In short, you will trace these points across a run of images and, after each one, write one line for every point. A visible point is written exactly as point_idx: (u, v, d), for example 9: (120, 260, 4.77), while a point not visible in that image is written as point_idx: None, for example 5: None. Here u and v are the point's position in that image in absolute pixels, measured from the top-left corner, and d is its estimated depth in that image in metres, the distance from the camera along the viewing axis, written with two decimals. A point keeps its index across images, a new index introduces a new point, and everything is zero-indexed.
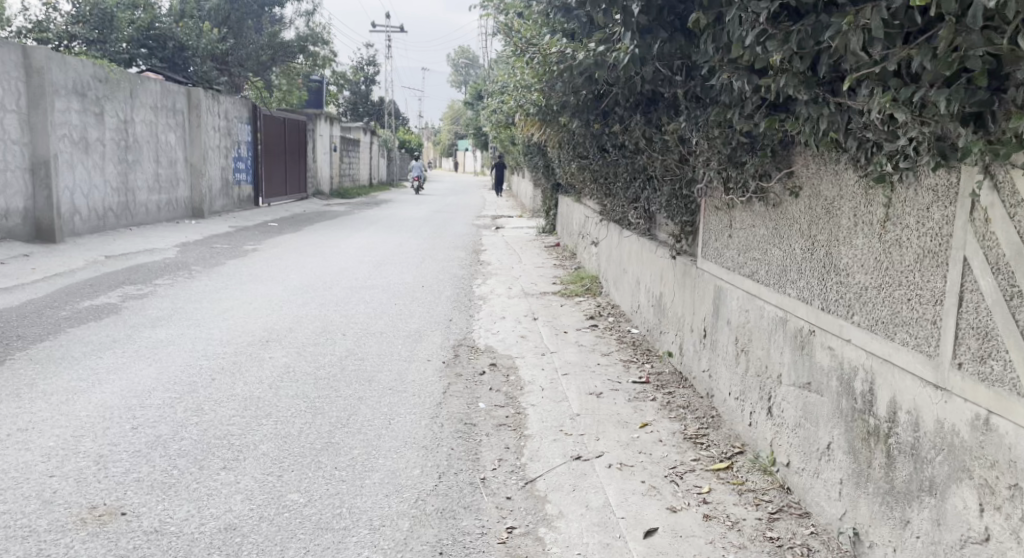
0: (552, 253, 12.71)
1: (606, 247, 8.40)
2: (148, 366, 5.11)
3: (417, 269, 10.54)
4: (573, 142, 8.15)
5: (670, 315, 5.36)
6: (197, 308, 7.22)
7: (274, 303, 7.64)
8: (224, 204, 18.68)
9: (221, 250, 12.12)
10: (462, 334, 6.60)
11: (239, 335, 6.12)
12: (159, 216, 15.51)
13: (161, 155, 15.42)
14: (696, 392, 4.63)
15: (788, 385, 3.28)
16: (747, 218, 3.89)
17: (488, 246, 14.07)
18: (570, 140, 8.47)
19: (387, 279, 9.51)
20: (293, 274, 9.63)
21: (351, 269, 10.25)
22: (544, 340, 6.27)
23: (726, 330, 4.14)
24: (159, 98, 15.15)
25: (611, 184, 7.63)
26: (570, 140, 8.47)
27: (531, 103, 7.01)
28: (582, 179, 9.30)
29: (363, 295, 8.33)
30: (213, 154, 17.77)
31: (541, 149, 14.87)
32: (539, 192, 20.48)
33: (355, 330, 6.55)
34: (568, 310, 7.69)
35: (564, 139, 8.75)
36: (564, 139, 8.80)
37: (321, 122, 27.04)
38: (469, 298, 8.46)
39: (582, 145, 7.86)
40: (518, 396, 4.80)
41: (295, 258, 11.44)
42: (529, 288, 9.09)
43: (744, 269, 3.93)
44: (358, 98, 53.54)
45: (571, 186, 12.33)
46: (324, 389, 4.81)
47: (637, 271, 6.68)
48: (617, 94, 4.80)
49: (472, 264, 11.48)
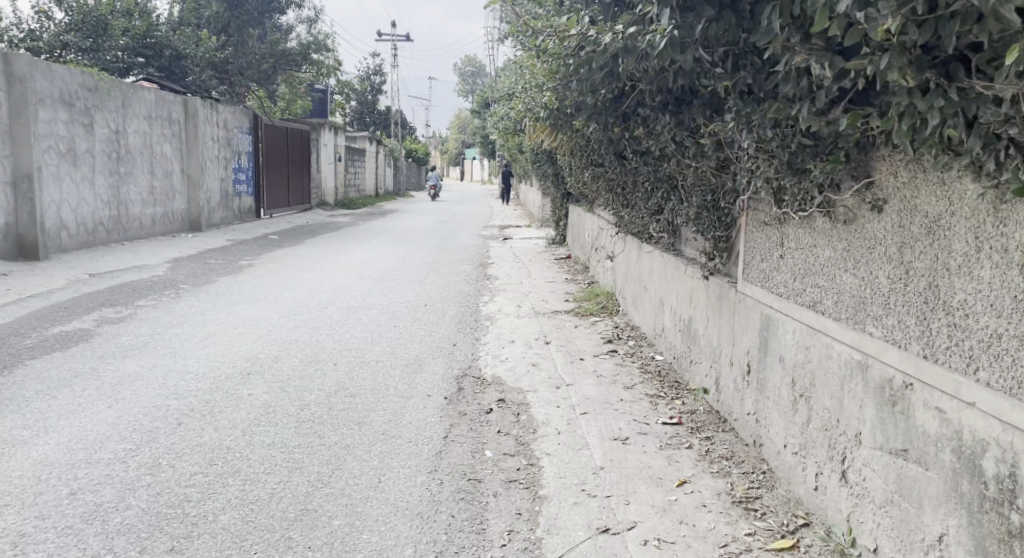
0: (563, 266, 12.05)
1: (623, 262, 7.74)
2: (107, 408, 4.47)
3: (420, 285, 9.90)
4: (586, 147, 7.50)
5: (703, 345, 4.70)
6: (176, 334, 6.58)
7: (262, 327, 7.01)
8: (223, 216, 18.08)
9: (215, 266, 11.50)
10: (466, 363, 5.95)
11: (217, 367, 5.48)
12: (154, 230, 14.92)
13: (156, 166, 14.84)
14: (738, 438, 3.97)
15: (870, 448, 2.62)
16: (805, 236, 3.23)
17: (496, 258, 13.41)
18: (584, 146, 7.82)
19: (388, 298, 8.87)
20: (287, 293, 9.01)
21: (349, 286, 9.62)
22: (558, 370, 5.61)
23: (779, 369, 3.48)
24: (153, 108, 14.58)
25: (630, 194, 6.98)
26: (583, 146, 7.82)
27: (542, 107, 6.37)
28: (596, 188, 8.64)
29: (360, 316, 7.68)
30: (211, 164, 17.18)
31: (551, 157, 14.21)
32: (548, 201, 19.85)
33: (349, 359, 5.91)
34: (583, 331, 7.03)
35: (578, 144, 8.10)
36: (577, 144, 8.15)
37: (325, 131, 26.48)
38: (475, 318, 7.80)
39: (597, 151, 7.22)
40: (530, 443, 4.15)
41: (292, 274, 10.82)
42: (540, 306, 8.43)
43: (801, 298, 3.26)
44: (364, 107, 53.05)
45: (584, 195, 11.67)
46: (306, 436, 4.17)
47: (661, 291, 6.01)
48: (642, 92, 4.16)
49: (479, 279, 10.84)
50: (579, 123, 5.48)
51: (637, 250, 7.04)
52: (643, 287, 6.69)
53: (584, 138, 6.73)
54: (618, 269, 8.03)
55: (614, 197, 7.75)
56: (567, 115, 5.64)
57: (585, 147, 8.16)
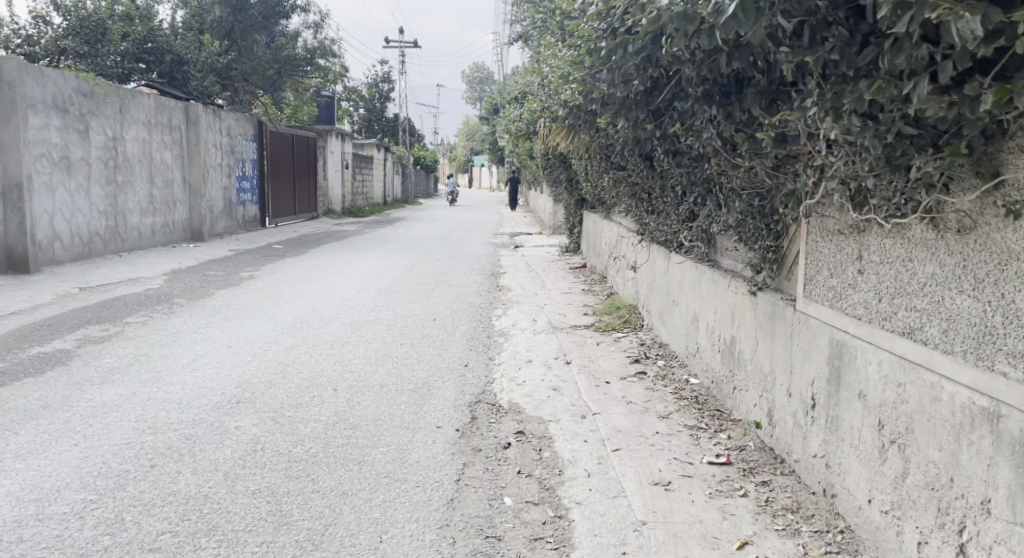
0: (578, 276, 11.50)
1: (648, 272, 7.18)
2: (71, 447, 3.92)
3: (429, 298, 9.35)
4: (610, 148, 6.95)
5: (751, 370, 4.14)
6: (163, 355, 6.03)
7: (258, 346, 6.46)
8: (227, 226, 17.58)
9: (214, 278, 10.97)
10: (480, 387, 5.37)
11: (203, 396, 4.93)
12: (154, 240, 14.42)
13: (155, 174, 14.34)
14: (801, 483, 3.40)
15: (1005, 520, 2.14)
16: (892, 248, 2.70)
17: (508, 268, 12.87)
18: (606, 147, 7.26)
19: (395, 312, 8.31)
20: (287, 308, 8.45)
21: (354, 300, 9.06)
22: (583, 395, 5.04)
23: (858, 405, 2.92)
24: (153, 114, 14.11)
25: (657, 199, 6.42)
26: (606, 147, 7.26)
27: (565, 104, 5.83)
28: (617, 194, 8.08)
29: (364, 333, 7.12)
30: (214, 172, 16.68)
31: (565, 162, 13.66)
32: (560, 207, 19.29)
33: (351, 383, 5.35)
34: (606, 350, 6.46)
35: (601, 144, 7.55)
36: (598, 145, 7.59)
37: (332, 138, 25.99)
38: (488, 334, 7.24)
39: (622, 152, 6.68)
40: (557, 488, 3.59)
41: (294, 286, 10.29)
42: (558, 321, 7.87)
43: (890, 321, 2.70)
44: (372, 116, 52.67)
45: (601, 201, 11.11)
46: (297, 481, 3.61)
47: (694, 306, 5.45)
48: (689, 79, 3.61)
49: (491, 290, 10.30)
50: (608, 120, 4.93)
51: (664, 260, 6.48)
52: (672, 301, 6.13)
53: (608, 139, 6.18)
54: (642, 280, 7.46)
55: (638, 202, 7.20)
56: (594, 112, 5.10)
57: (606, 149, 7.60)
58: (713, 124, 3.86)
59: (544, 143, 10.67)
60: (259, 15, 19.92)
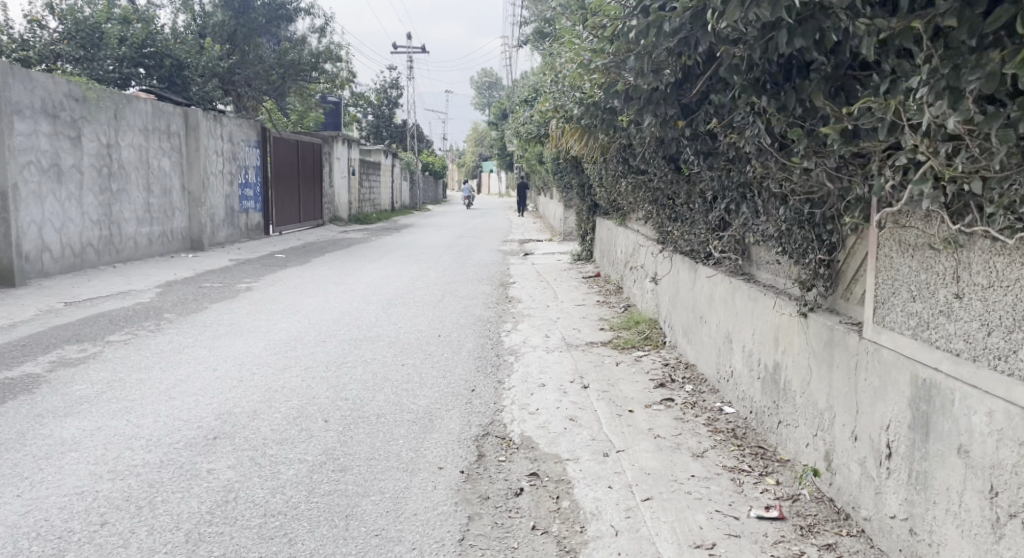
0: (591, 285, 10.95)
1: (671, 284, 6.62)
2: (14, 499, 3.38)
3: (434, 311, 8.80)
4: (630, 149, 6.40)
5: (801, 404, 3.58)
6: (140, 380, 5.48)
7: (246, 368, 5.91)
8: (228, 234, 17.06)
9: (209, 289, 10.46)
10: (487, 416, 4.81)
11: (177, 431, 4.37)
12: (151, 250, 13.89)
13: (152, 182, 13.83)
14: (875, 548, 2.87)
15: None
16: (1015, 272, 2.24)
17: (517, 277, 12.32)
18: (627, 147, 6.70)
19: (397, 328, 7.75)
20: (282, 323, 7.91)
21: (355, 314, 8.52)
22: (605, 427, 4.48)
23: (954, 462, 2.40)
24: (150, 120, 13.61)
25: (683, 204, 5.88)
26: (627, 147, 6.70)
27: (584, 100, 5.29)
28: (636, 201, 7.52)
29: (364, 352, 6.57)
30: (214, 180, 16.16)
31: (577, 167, 13.10)
32: (572, 213, 18.74)
33: (345, 413, 4.79)
34: (627, 370, 5.89)
35: (620, 147, 7.00)
36: (617, 147, 7.04)
37: (338, 144, 25.49)
38: (496, 353, 6.68)
39: (642, 153, 6.14)
40: (579, 551, 3.03)
41: (292, 298, 9.75)
42: (572, 337, 7.31)
43: (1006, 362, 2.25)
44: (381, 122, 52.24)
45: (616, 207, 10.55)
46: (271, 544, 3.06)
47: (727, 325, 4.89)
48: (735, 62, 3.08)
49: (501, 302, 9.74)
50: (632, 117, 4.39)
51: (690, 271, 5.92)
52: (699, 316, 5.58)
53: (629, 139, 5.64)
54: (663, 292, 6.91)
55: (661, 208, 6.64)
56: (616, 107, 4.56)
57: (625, 149, 7.05)
58: (763, 117, 3.32)
59: (557, 146, 10.12)
60: (261, 18, 19.45)
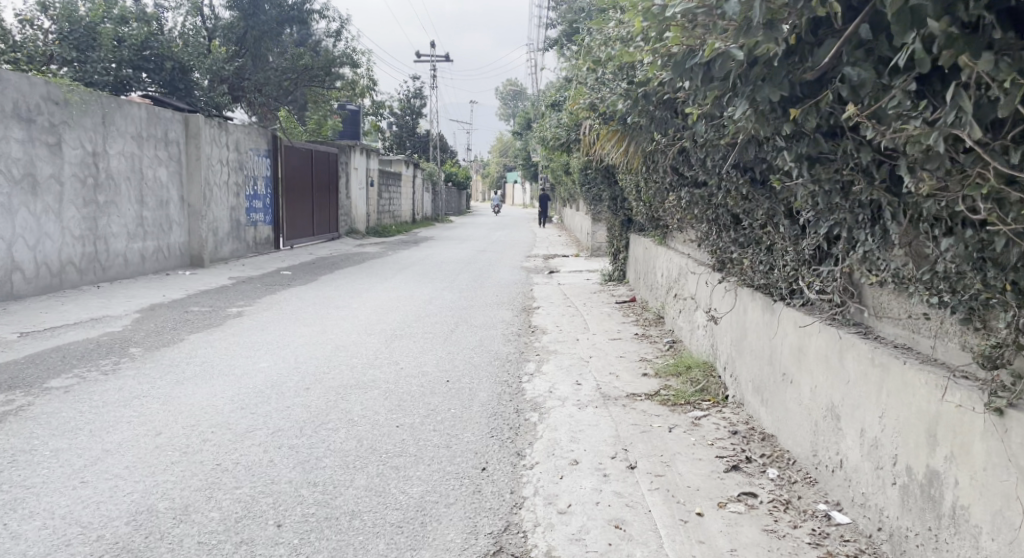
0: (626, 312, 9.67)
1: (741, 325, 5.37)
2: None
3: (446, 346, 7.56)
4: (693, 149, 5.11)
5: (991, 549, 2.48)
6: (56, 450, 4.23)
7: (198, 430, 4.65)
8: (233, 249, 15.57)
9: (195, 314, 9.21)
10: (500, 517, 3.56)
11: (66, 550, 3.12)
12: (144, 268, 12.24)
13: (147, 193, 12.18)
14: None
15: None
16: None
17: (542, 301, 11.06)
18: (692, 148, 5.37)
19: (401, 370, 6.48)
20: (266, 360, 6.68)
21: (354, 349, 7.28)
22: (669, 546, 3.28)
23: None
24: (143, 126, 11.95)
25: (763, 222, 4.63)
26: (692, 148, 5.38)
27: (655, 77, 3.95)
28: (690, 221, 6.22)
29: (353, 407, 5.30)
30: (217, 191, 14.63)
31: (611, 177, 11.79)
32: (601, 226, 17.44)
33: (309, 514, 3.53)
34: (687, 440, 4.62)
35: (680, 148, 5.66)
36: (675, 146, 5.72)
37: (356, 154, 24.37)
38: (516, 409, 5.41)
39: (711, 157, 4.86)
40: None
41: (287, 326, 8.54)
42: (610, 386, 6.02)
43: None
44: (404, 132, 51.22)
45: (659, 223, 9.25)
46: None
47: (830, 391, 3.69)
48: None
49: (524, 333, 8.51)
50: (726, 100, 3.20)
51: (768, 312, 4.70)
52: (784, 373, 4.38)
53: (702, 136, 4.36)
54: (729, 332, 5.63)
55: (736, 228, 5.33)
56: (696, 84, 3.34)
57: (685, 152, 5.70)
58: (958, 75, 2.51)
59: (593, 153, 8.81)
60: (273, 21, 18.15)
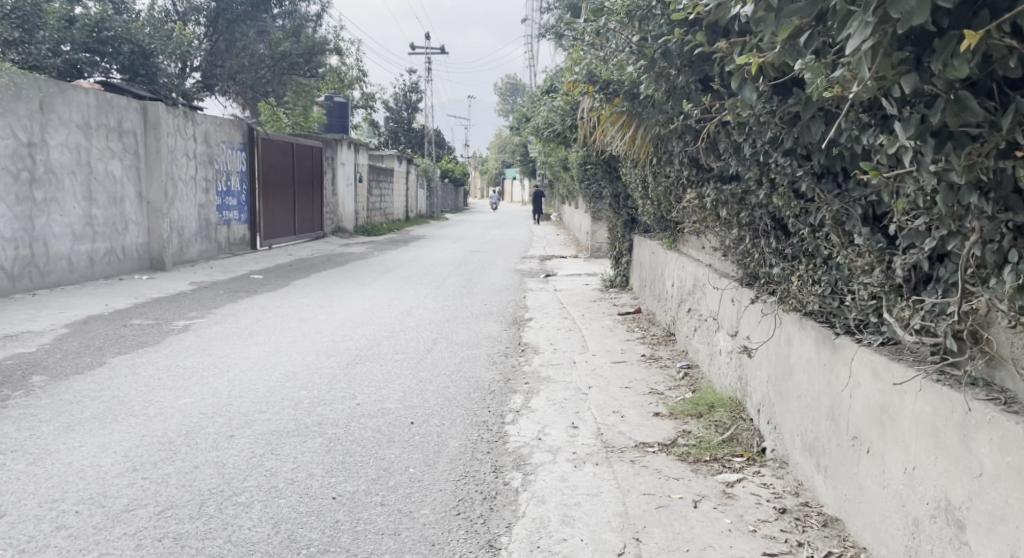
0: (632, 325, 8.50)
1: (786, 362, 4.23)
2: None
3: (419, 373, 6.38)
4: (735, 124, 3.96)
5: None
6: None
7: (56, 511, 3.42)
8: (201, 250, 14.26)
9: (134, 327, 7.99)
10: None
11: None
12: (93, 272, 10.92)
13: (96, 189, 10.87)
14: None
15: None
16: None
17: (536, 311, 9.88)
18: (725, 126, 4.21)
19: (357, 408, 5.28)
20: (191, 392, 5.45)
21: (307, 376, 6.09)
22: None
23: None
24: (91, 113, 10.63)
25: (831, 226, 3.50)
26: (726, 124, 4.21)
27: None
28: (714, 225, 5.04)
29: (280, 467, 4.09)
30: (182, 187, 13.30)
31: (613, 172, 10.59)
32: (602, 226, 16.24)
33: None
34: (719, 525, 3.54)
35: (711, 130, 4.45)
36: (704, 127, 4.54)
37: (343, 148, 23.12)
38: (495, 469, 4.23)
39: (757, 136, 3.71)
40: None
41: (237, 343, 7.34)
42: (614, 432, 4.86)
43: None
44: (399, 126, 49.92)
45: (669, 224, 8.08)
46: None
47: (944, 481, 2.61)
48: None
49: (513, 354, 7.34)
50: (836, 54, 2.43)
51: (832, 353, 3.58)
52: (857, 440, 3.28)
53: (749, 105, 3.23)
54: (770, 369, 4.48)
55: (786, 239, 4.14)
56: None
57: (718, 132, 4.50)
58: None
59: (592, 142, 7.63)
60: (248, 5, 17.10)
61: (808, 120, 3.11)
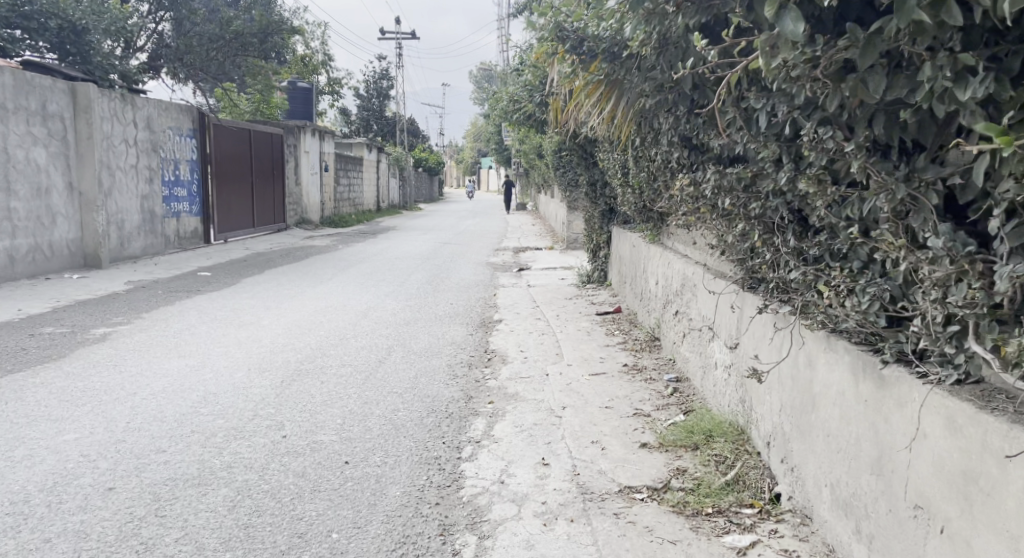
0: (611, 328, 7.64)
1: (807, 391, 3.36)
2: None
3: (364, 393, 5.47)
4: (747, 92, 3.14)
5: None
6: None
7: None
8: (144, 245, 13.20)
9: (44, 337, 7.01)
10: None
11: None
12: (14, 271, 9.88)
13: (16, 179, 9.82)
14: None
15: None
16: None
17: (507, 311, 9.00)
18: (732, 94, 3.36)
19: (280, 443, 4.37)
20: (78, 424, 4.50)
21: (229, 399, 5.15)
22: None
23: None
24: (8, 96, 9.59)
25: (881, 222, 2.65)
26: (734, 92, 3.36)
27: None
28: (712, 218, 4.17)
29: (160, 537, 3.17)
30: (121, 176, 12.29)
31: (589, 157, 9.72)
32: (578, 215, 15.36)
33: None
34: None
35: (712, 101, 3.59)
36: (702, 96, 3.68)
37: (307, 135, 22.06)
38: (440, 532, 3.34)
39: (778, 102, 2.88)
40: None
41: (158, 356, 6.39)
42: (593, 472, 3.98)
43: None
44: (371, 114, 48.69)
45: (651, 214, 7.22)
46: None
47: None
48: None
49: (478, 364, 6.45)
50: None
51: (879, 388, 2.71)
52: (921, 511, 2.41)
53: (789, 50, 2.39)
54: (783, 397, 3.61)
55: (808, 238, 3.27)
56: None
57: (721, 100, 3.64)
58: None
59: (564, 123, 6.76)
60: None
61: (865, 73, 2.30)
